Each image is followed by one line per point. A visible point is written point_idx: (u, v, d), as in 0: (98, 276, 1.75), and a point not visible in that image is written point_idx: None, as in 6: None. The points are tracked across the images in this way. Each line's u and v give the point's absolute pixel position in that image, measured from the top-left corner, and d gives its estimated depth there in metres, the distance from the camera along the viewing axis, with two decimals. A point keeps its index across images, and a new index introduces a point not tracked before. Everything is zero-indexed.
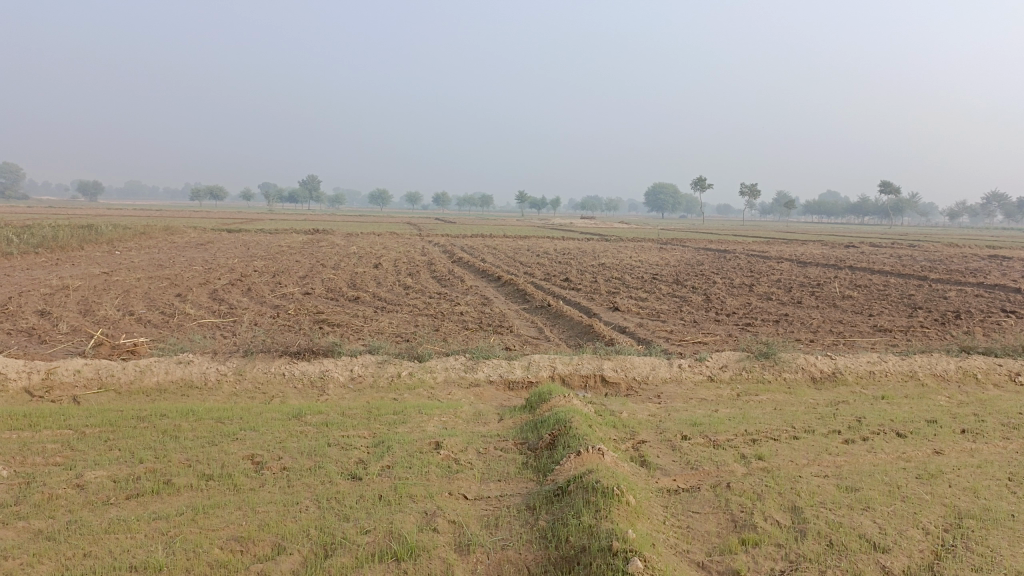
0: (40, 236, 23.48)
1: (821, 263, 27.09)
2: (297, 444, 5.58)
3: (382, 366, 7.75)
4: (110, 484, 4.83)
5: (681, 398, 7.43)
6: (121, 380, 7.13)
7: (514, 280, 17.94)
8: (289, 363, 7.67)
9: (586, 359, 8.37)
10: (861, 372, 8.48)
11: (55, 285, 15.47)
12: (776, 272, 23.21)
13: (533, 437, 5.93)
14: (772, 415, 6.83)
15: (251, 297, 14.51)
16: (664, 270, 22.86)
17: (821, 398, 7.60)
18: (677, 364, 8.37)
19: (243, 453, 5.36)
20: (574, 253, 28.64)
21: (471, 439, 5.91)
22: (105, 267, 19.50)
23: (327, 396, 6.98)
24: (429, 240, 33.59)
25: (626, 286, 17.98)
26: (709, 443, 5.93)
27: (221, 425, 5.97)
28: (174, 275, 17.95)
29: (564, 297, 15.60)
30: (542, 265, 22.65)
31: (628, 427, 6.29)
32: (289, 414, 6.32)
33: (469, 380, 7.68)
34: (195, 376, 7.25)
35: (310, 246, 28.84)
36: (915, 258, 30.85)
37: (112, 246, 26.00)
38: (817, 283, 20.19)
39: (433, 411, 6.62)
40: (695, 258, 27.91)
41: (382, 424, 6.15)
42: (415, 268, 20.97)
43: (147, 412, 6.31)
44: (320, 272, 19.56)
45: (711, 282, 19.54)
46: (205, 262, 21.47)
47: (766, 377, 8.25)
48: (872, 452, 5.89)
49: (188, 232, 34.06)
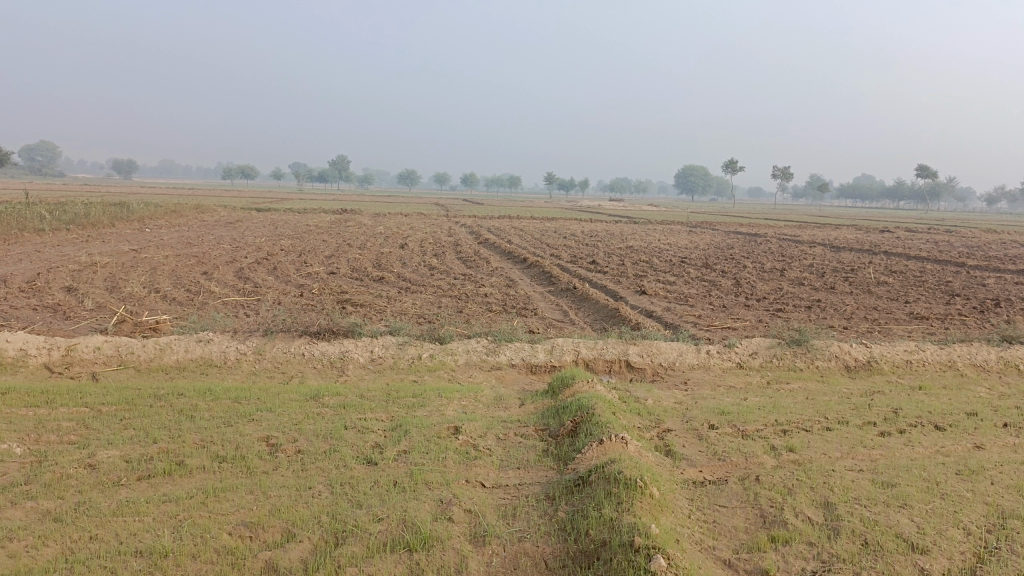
0: (73, 212, 23.74)
1: (854, 248, 26.51)
2: (313, 426, 5.46)
3: (403, 347, 7.62)
4: (122, 464, 4.76)
5: (708, 385, 7.21)
6: (140, 357, 7.08)
7: (540, 262, 17.75)
8: (309, 342, 7.57)
9: (611, 343, 8.16)
10: (897, 361, 8.18)
11: (84, 261, 15.59)
12: (809, 257, 22.76)
13: (555, 424, 5.76)
14: (804, 405, 6.59)
15: (275, 276, 14.49)
16: (693, 253, 22.49)
17: (856, 387, 7.33)
18: (705, 349, 8.13)
19: (258, 434, 5.26)
20: (602, 235, 28.31)
21: (491, 425, 5.76)
22: (134, 244, 19.64)
23: (346, 377, 6.87)
24: (455, 221, 33.47)
25: (654, 269, 17.71)
26: (737, 433, 5.72)
27: (238, 405, 5.88)
28: (201, 253, 18.00)
29: (591, 280, 15.36)
30: (569, 247, 22.40)
31: (653, 415, 6.10)
32: (306, 395, 6.22)
33: (490, 364, 7.52)
34: (215, 355, 7.18)
35: (338, 225, 28.87)
36: (952, 244, 30.04)
37: (142, 223, 26.22)
38: (851, 268, 19.72)
39: (453, 395, 6.48)
40: (725, 242, 27.41)
41: (401, 407, 6.02)
42: (440, 249, 20.82)
43: (165, 390, 6.24)
44: (346, 251, 19.52)
45: (742, 266, 19.19)
46: (233, 241, 21.55)
47: (798, 365, 7.99)
48: (909, 446, 5.64)
49: (218, 211, 34.24)
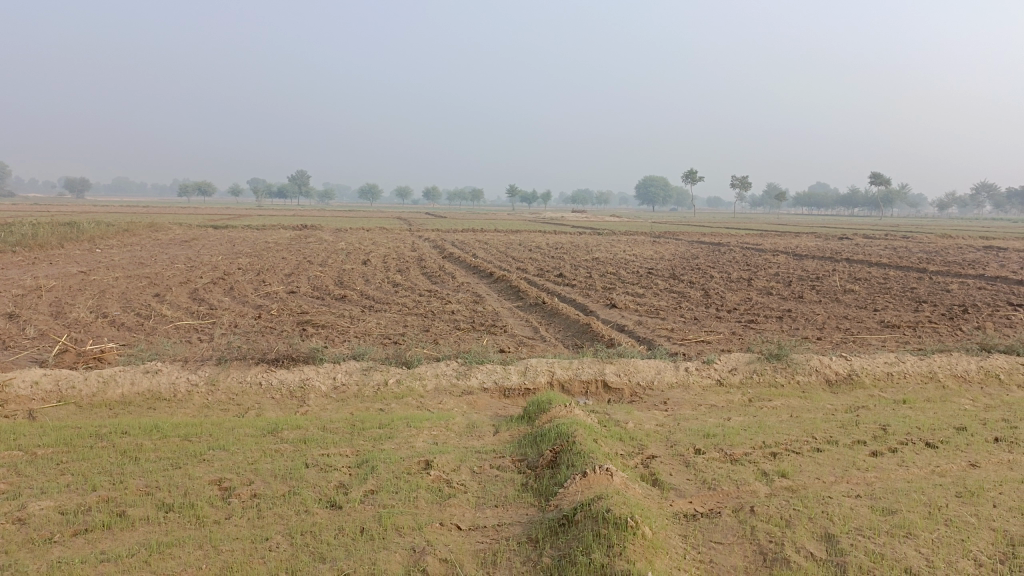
0: (19, 234, 22.78)
1: (817, 255, 26.66)
2: (270, 465, 5.02)
3: (368, 373, 7.19)
4: (56, 517, 4.27)
5: (689, 405, 6.91)
6: (82, 392, 6.55)
7: (507, 276, 17.40)
8: (267, 371, 7.08)
9: (586, 363, 7.82)
10: (878, 374, 7.97)
11: (28, 285, 14.80)
12: (774, 265, 22.80)
13: (532, 453, 5.40)
14: (790, 424, 6.31)
15: (232, 297, 13.91)
16: (660, 264, 22.36)
17: (840, 403, 7.09)
18: (684, 367, 7.84)
19: (210, 477, 4.81)
20: (567, 247, 28.11)
21: (464, 456, 5.38)
22: (84, 265, 18.83)
23: (308, 408, 6.42)
24: (419, 235, 32.98)
25: (622, 282, 17.47)
26: (725, 458, 5.41)
27: (188, 444, 5.41)
28: (154, 274, 17.31)
29: (559, 294, 15.08)
30: (535, 260, 22.09)
31: (635, 440, 5.77)
32: (263, 430, 5.76)
33: (461, 388, 7.13)
34: (164, 388, 6.67)
35: (299, 242, 28.22)
36: (911, 249, 30.42)
37: (93, 243, 25.31)
38: (816, 276, 19.73)
39: (423, 424, 6.07)
40: (689, 252, 27.40)
41: (367, 440, 5.60)
42: (404, 264, 20.39)
43: (108, 429, 5.73)
44: (306, 269, 18.96)
45: (710, 277, 19.05)
46: (188, 260, 20.84)
47: (779, 381, 7.74)
48: (903, 467, 5.38)
49: (173, 229, 33.29)
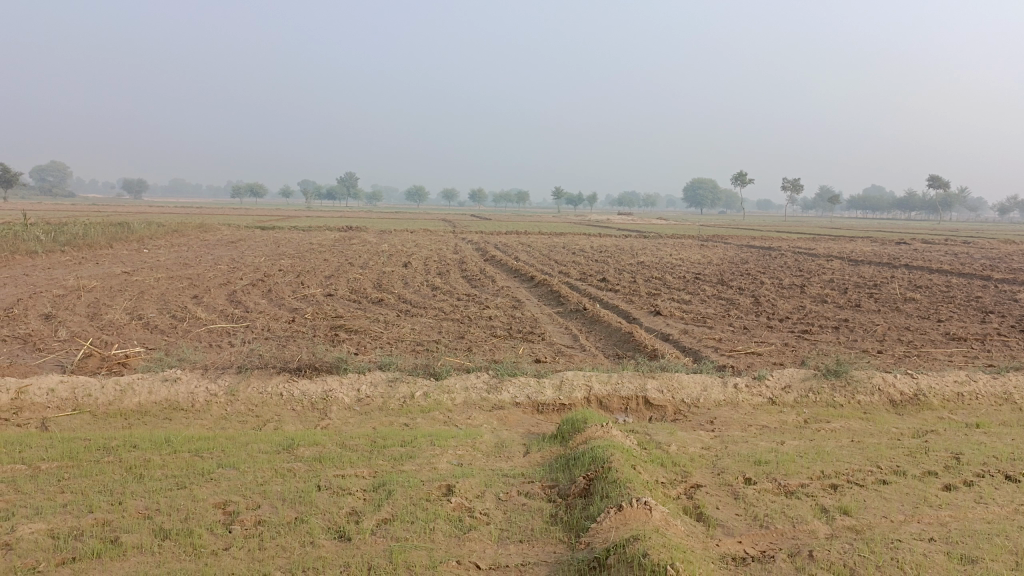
0: (70, 233, 23.10)
1: (873, 261, 25.56)
2: (280, 487, 4.66)
3: (394, 385, 6.81)
4: (45, 542, 3.94)
5: (738, 426, 6.37)
6: (98, 401, 6.29)
7: (548, 280, 16.94)
8: (289, 381, 6.75)
9: (626, 377, 7.31)
10: (948, 395, 7.30)
11: (70, 285, 14.82)
12: (828, 271, 21.93)
13: (564, 479, 4.94)
14: (852, 451, 5.73)
15: (268, 300, 13.72)
16: (708, 269, 21.63)
17: (906, 427, 6.47)
18: (733, 383, 7.28)
19: (214, 500, 4.46)
20: (612, 250, 27.53)
21: (490, 481, 4.94)
22: (128, 266, 18.93)
23: (329, 422, 6.06)
24: (462, 237, 32.67)
25: (668, 287, 16.86)
26: (779, 490, 4.88)
27: (198, 461, 5.09)
28: (195, 275, 17.29)
29: (602, 299, 14.56)
30: (578, 264, 21.59)
31: (678, 466, 5.26)
32: (278, 446, 5.41)
33: (492, 403, 6.70)
34: (181, 398, 6.39)
35: (343, 243, 28.18)
36: (974, 256, 29.05)
37: (141, 243, 25.58)
38: (874, 283, 18.81)
39: (448, 442, 5.65)
40: (738, 256, 26.59)
41: (387, 460, 5.20)
42: (445, 267, 20.06)
43: (118, 442, 5.44)
44: (346, 271, 18.78)
45: (760, 283, 18.31)
46: (231, 261, 20.85)
47: (837, 401, 7.14)
48: (983, 504, 4.77)
49: (221, 230, 33.55)
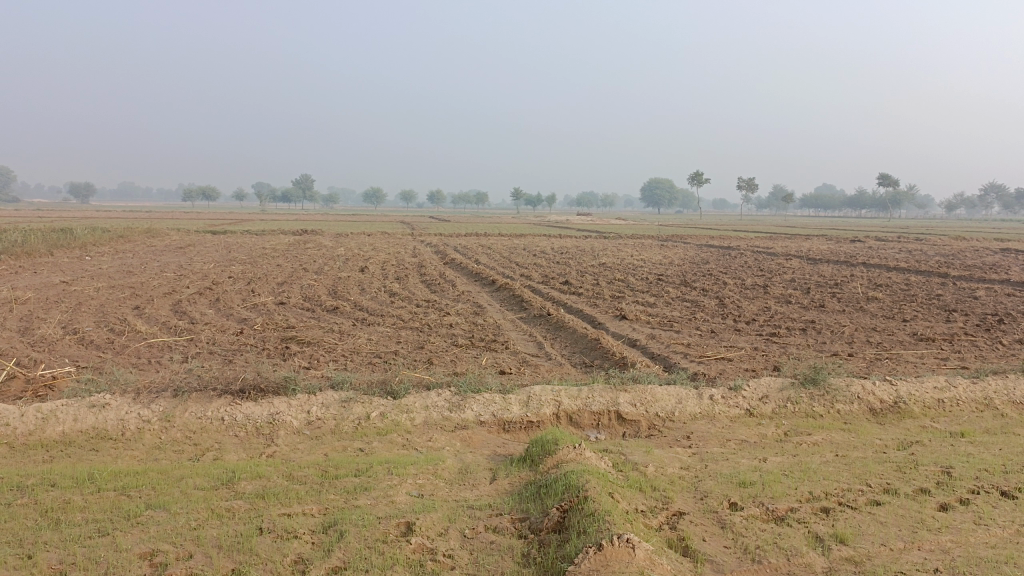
0: (7, 242, 21.95)
1: (831, 259, 25.66)
2: (217, 531, 4.13)
3: (347, 405, 6.30)
4: None
5: (717, 441, 6.01)
6: (15, 430, 5.65)
7: (509, 284, 16.49)
8: (231, 404, 6.20)
9: (597, 390, 6.89)
10: (928, 402, 7.04)
11: (2, 297, 13.92)
12: (789, 270, 21.86)
13: (536, 511, 4.50)
14: (839, 467, 5.40)
15: (216, 310, 13.02)
16: (670, 270, 21.37)
17: (890, 438, 6.18)
18: (709, 394, 6.92)
19: (139, 549, 3.91)
20: (574, 251, 27.20)
21: (454, 515, 4.48)
22: (68, 275, 17.97)
23: (275, 449, 5.54)
24: (421, 241, 32.05)
25: (631, 289, 16.55)
26: (767, 517, 4.50)
27: (125, 502, 4.52)
28: (139, 284, 16.44)
29: (565, 303, 14.17)
30: (540, 267, 21.16)
31: (658, 491, 4.85)
32: (216, 481, 4.87)
33: (454, 423, 6.24)
34: (111, 426, 5.81)
35: (298, 248, 27.35)
36: (928, 253, 29.35)
37: (84, 251, 24.45)
38: (835, 282, 18.76)
39: (407, 469, 5.16)
40: (699, 256, 26.48)
41: (338, 494, 4.70)
42: (403, 272, 19.49)
43: (34, 479, 4.83)
44: (300, 277, 18.13)
45: (723, 283, 18.12)
46: (179, 268, 20.00)
47: (816, 411, 6.82)
48: (985, 526, 4.45)
49: (171, 235, 32.39)
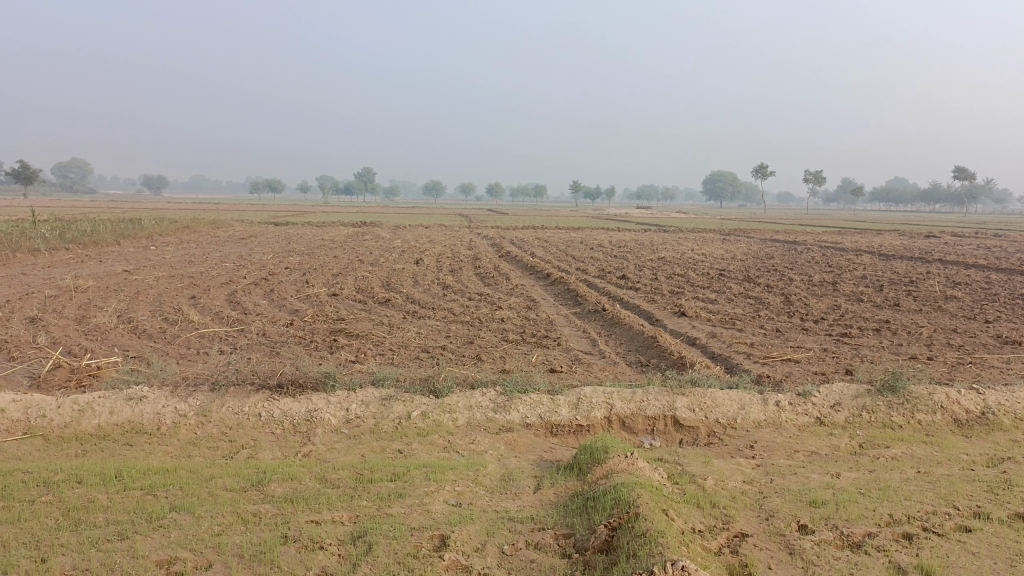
0: (76, 231, 22.50)
1: (905, 255, 24.50)
2: (241, 539, 3.87)
3: (388, 403, 6.02)
4: None
5: (783, 452, 5.53)
6: (51, 423, 5.53)
7: (565, 277, 16.10)
8: (269, 399, 6.00)
9: (652, 393, 6.46)
10: (1021, 414, 6.39)
11: (65, 285, 14.15)
12: (859, 266, 20.90)
13: (582, 527, 4.12)
14: (922, 487, 4.86)
15: (269, 300, 12.96)
16: (732, 265, 20.64)
17: (980, 454, 5.58)
18: (775, 400, 6.42)
19: (157, 556, 3.67)
20: (634, 245, 26.64)
21: (494, 528, 4.12)
22: (131, 264, 18.26)
23: (310, 449, 5.29)
24: (478, 233, 31.81)
25: (691, 285, 15.96)
26: (842, 543, 4.02)
27: (150, 504, 4.30)
28: (198, 274, 16.59)
29: (621, 298, 13.70)
30: (597, 260, 20.66)
31: (718, 508, 4.42)
32: (246, 482, 4.63)
33: (499, 424, 5.90)
34: (147, 420, 5.65)
35: (356, 239, 27.47)
36: (1012, 250, 27.68)
37: (150, 241, 24.97)
38: (910, 280, 17.76)
39: (446, 475, 4.84)
40: (762, 251, 25.57)
41: (371, 501, 4.40)
42: (458, 264, 19.26)
43: (62, 475, 4.67)
44: (355, 268, 18.05)
45: (788, 279, 17.37)
46: (238, 258, 20.16)
47: (894, 420, 6.26)
48: None
49: (233, 225, 32.89)
